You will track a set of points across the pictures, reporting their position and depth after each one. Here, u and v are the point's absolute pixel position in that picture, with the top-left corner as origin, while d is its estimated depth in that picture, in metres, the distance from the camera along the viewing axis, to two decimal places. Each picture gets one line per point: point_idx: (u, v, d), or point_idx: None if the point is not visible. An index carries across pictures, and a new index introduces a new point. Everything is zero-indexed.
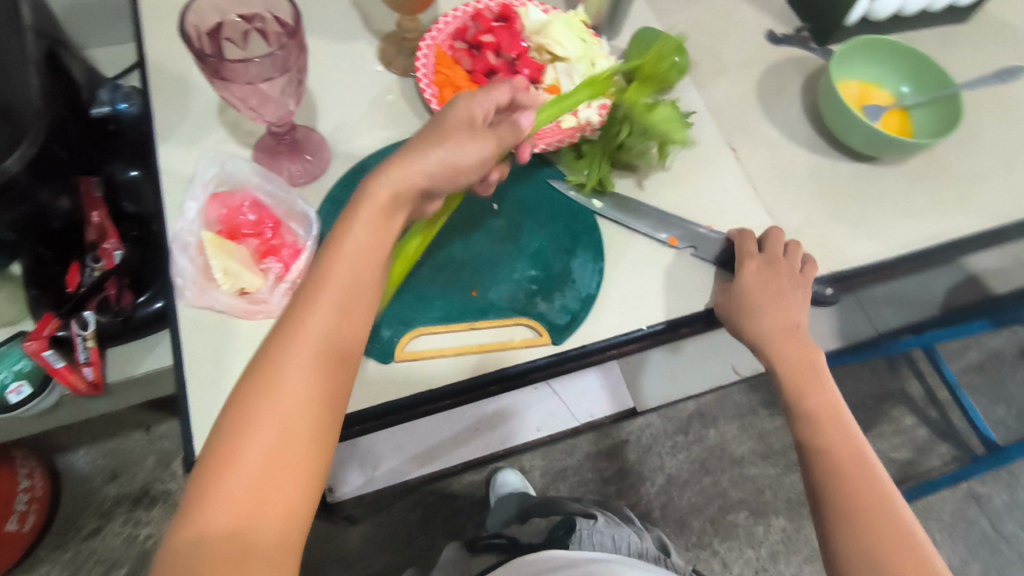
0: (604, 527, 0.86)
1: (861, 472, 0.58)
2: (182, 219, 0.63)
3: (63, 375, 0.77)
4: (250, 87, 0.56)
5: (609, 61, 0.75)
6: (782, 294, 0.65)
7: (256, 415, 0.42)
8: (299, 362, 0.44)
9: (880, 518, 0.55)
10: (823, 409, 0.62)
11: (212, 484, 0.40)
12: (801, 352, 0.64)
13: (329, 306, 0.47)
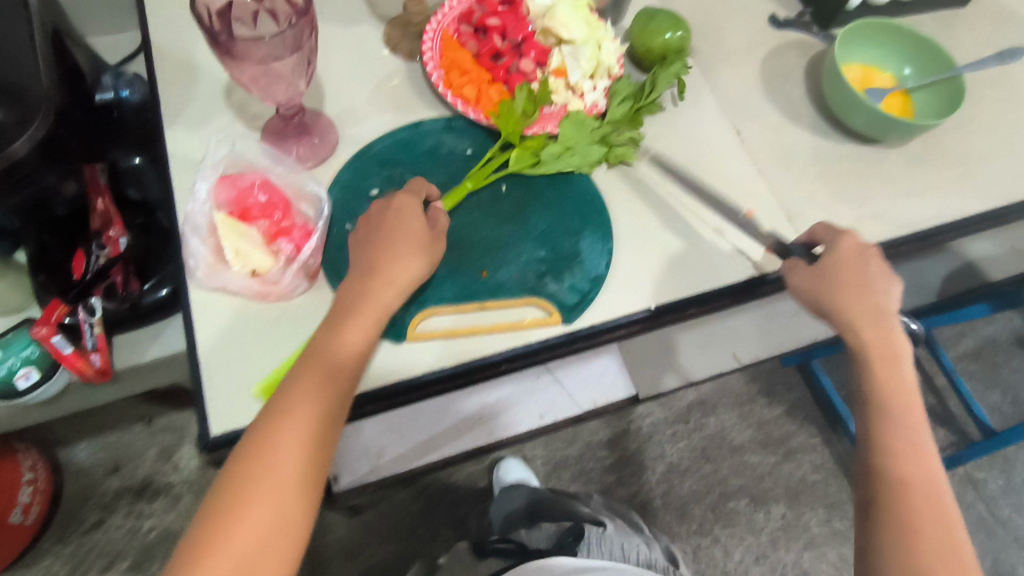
0: (612, 535, 0.90)
1: (916, 465, 0.54)
2: (193, 200, 0.62)
3: (70, 362, 0.77)
4: (261, 67, 0.57)
5: (614, 44, 0.74)
6: (860, 275, 0.62)
7: (267, 466, 0.50)
8: (303, 422, 0.52)
9: (931, 522, 0.52)
10: (894, 389, 0.58)
11: (208, 551, 0.47)
12: (878, 323, 0.60)
13: (334, 369, 0.54)
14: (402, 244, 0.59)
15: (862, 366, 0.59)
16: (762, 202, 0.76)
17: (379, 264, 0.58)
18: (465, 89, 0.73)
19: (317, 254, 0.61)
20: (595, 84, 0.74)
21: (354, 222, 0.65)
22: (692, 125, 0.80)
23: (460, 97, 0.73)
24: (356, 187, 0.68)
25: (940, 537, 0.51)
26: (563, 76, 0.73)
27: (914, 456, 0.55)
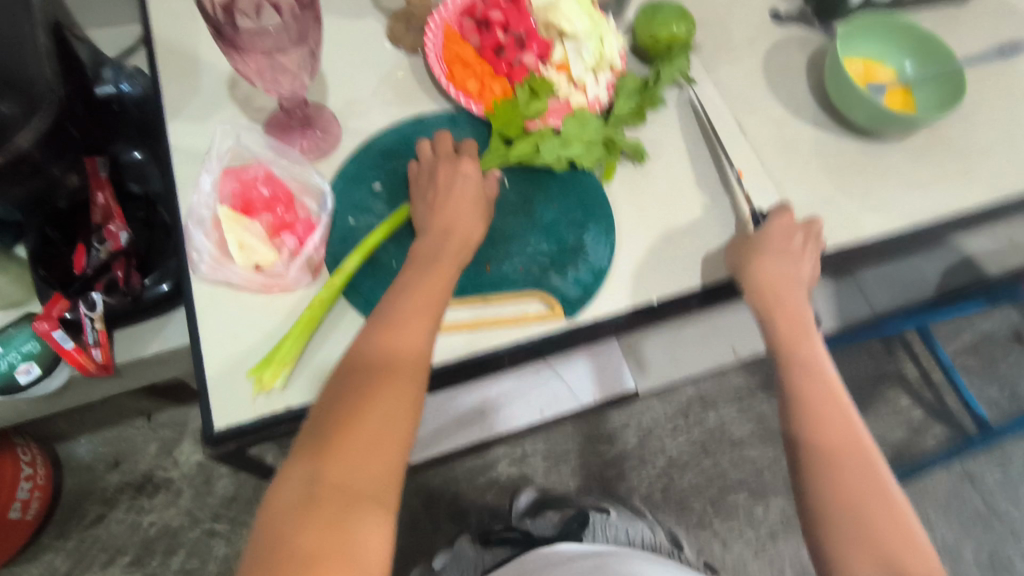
0: (615, 521, 1.05)
1: (839, 423, 0.60)
2: (197, 193, 0.62)
3: (72, 357, 0.78)
4: (266, 58, 0.56)
5: (617, 37, 0.75)
6: (791, 252, 0.68)
7: (372, 386, 0.53)
8: (405, 356, 0.55)
9: (853, 464, 0.58)
10: (810, 358, 0.64)
11: (328, 438, 0.50)
12: (790, 294, 0.67)
13: (422, 307, 0.58)
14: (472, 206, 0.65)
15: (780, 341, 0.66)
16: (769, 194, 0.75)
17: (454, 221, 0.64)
18: (468, 83, 0.73)
19: (321, 246, 0.62)
20: (597, 79, 0.74)
21: (357, 216, 0.66)
22: (696, 117, 0.79)
23: (463, 91, 0.73)
24: (360, 179, 0.68)
25: (868, 485, 0.57)
26: (565, 72, 0.73)
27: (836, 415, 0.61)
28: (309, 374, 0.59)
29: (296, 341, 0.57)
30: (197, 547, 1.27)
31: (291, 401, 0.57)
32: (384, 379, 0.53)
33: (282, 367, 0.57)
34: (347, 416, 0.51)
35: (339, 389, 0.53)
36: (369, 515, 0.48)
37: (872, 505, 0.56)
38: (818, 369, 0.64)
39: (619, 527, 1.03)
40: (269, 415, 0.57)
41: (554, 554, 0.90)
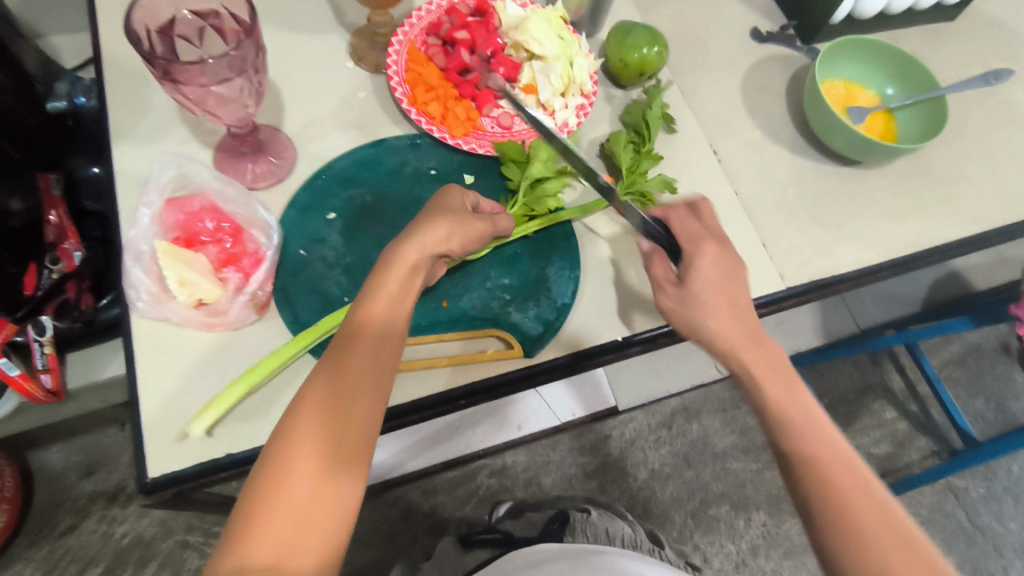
0: (597, 520, 0.77)
1: (860, 495, 0.47)
2: (136, 226, 0.60)
3: (19, 385, 0.73)
4: (204, 90, 0.54)
5: (588, 60, 0.72)
6: (729, 280, 0.58)
7: (320, 444, 0.45)
8: (355, 399, 0.47)
9: (878, 528, 0.45)
10: (803, 419, 0.51)
11: (257, 514, 0.43)
12: (754, 338, 0.55)
13: (372, 351, 0.50)
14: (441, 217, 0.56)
15: (766, 402, 0.53)
16: (736, 225, 0.73)
17: (416, 235, 0.55)
18: (430, 106, 0.70)
19: (266, 282, 0.60)
20: (567, 102, 0.72)
21: (308, 247, 0.64)
22: (667, 143, 0.77)
23: (425, 114, 0.70)
24: (314, 209, 0.66)
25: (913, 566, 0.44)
26: (534, 93, 0.72)
27: (854, 483, 0.47)
28: (251, 418, 0.57)
29: (238, 389, 0.55)
30: (170, 558, 1.21)
31: (229, 447, 0.56)
32: (330, 431, 0.46)
33: (210, 410, 0.55)
34: (282, 478, 0.44)
35: (275, 442, 0.46)
36: None
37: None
38: (817, 424, 0.51)
39: (604, 526, 0.76)
40: (206, 462, 0.55)
41: (532, 553, 0.64)
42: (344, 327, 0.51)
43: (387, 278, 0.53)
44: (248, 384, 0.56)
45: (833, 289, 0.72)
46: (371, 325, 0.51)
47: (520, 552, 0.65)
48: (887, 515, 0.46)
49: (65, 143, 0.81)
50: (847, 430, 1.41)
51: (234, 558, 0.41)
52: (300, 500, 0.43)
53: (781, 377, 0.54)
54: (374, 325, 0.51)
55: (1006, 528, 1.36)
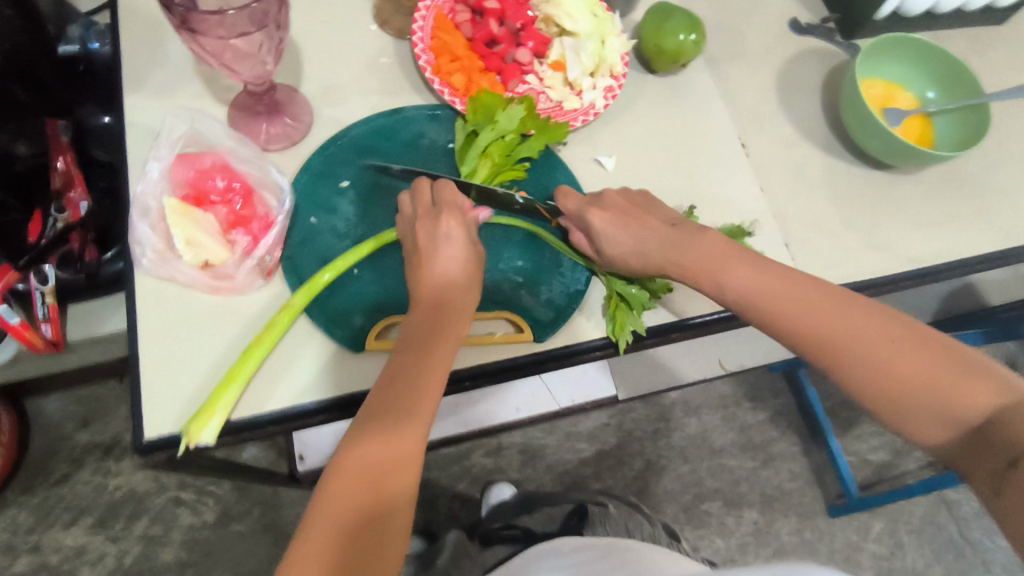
0: (618, 514, 0.76)
1: (858, 326, 0.51)
2: (144, 180, 0.59)
3: (19, 333, 0.71)
4: (222, 42, 0.52)
5: (621, 40, 0.70)
6: (620, 214, 0.61)
7: (375, 442, 0.47)
8: (401, 413, 0.49)
9: (852, 342, 0.50)
10: (798, 292, 0.53)
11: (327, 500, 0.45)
12: (712, 248, 0.57)
13: (434, 363, 0.52)
14: (462, 252, 0.58)
15: (738, 300, 0.55)
16: (759, 223, 0.71)
17: (464, 269, 0.58)
18: (454, 77, 0.67)
19: (275, 248, 0.59)
20: (595, 82, 0.69)
21: (320, 216, 0.62)
22: (693, 133, 0.74)
23: (448, 85, 0.67)
24: (328, 175, 0.64)
25: (940, 374, 0.48)
26: (562, 70, 0.69)
27: (869, 323, 0.51)
28: (252, 385, 0.56)
29: (235, 390, 0.53)
30: (162, 514, 1.21)
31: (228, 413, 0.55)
32: (388, 432, 0.48)
33: (215, 414, 0.52)
34: (341, 492, 0.45)
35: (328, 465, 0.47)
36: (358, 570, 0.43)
37: (960, 388, 0.47)
38: (808, 285, 0.54)
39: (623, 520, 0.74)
40: None
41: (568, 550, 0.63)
42: (409, 342, 0.53)
43: (449, 304, 0.55)
44: (243, 383, 0.54)
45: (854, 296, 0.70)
46: (435, 342, 0.53)
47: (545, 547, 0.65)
48: (908, 342, 0.49)
49: (77, 89, 0.79)
50: (846, 435, 1.40)
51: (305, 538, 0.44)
52: (360, 500, 0.45)
53: (727, 254, 0.56)
54: (439, 341, 0.53)
55: (997, 545, 1.34)
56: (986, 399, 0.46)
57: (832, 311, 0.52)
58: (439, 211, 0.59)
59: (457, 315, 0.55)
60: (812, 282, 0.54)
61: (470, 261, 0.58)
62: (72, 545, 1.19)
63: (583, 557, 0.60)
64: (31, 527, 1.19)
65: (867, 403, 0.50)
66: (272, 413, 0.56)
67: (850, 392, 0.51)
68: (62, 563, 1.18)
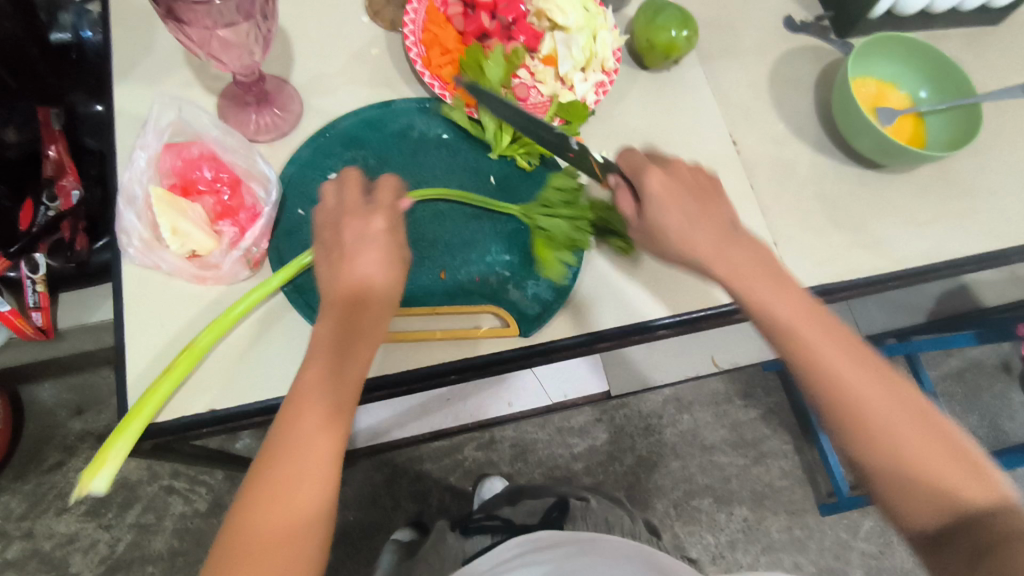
0: (597, 508, 0.77)
1: (875, 392, 0.48)
2: (130, 168, 0.58)
3: (9, 321, 0.72)
4: (207, 33, 0.52)
5: (612, 34, 0.69)
6: (683, 196, 0.56)
7: (277, 457, 0.45)
8: (301, 450, 0.45)
9: (877, 411, 0.47)
10: (826, 339, 0.50)
11: (235, 521, 0.44)
12: (749, 268, 0.53)
13: (342, 368, 0.48)
14: (385, 251, 0.53)
15: (772, 329, 0.51)
16: (749, 221, 0.71)
17: (382, 261, 0.52)
18: (444, 70, 0.67)
19: (261, 239, 0.59)
20: (586, 76, 0.69)
21: (306, 208, 0.62)
22: (684, 129, 0.74)
23: (438, 78, 0.67)
24: (315, 167, 0.64)
25: (938, 452, 0.46)
26: (553, 65, 0.69)
27: (883, 385, 0.49)
28: (238, 374, 0.57)
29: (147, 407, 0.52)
30: (154, 502, 1.21)
31: (213, 403, 0.56)
32: (290, 446, 0.45)
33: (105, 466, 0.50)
34: (239, 546, 0.43)
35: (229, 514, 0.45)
36: None
37: (955, 471, 0.46)
38: (834, 332, 0.51)
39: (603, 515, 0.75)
40: (190, 416, 0.55)
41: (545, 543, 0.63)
42: (318, 345, 0.49)
43: (365, 301, 0.51)
44: (161, 399, 0.53)
45: (842, 295, 0.70)
46: (345, 346, 0.49)
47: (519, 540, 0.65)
48: (916, 413, 0.48)
49: (67, 77, 0.78)
50: None
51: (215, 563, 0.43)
52: (263, 521, 0.43)
53: (778, 284, 0.53)
54: (349, 345, 0.49)
55: None
56: (979, 491, 0.45)
57: (859, 368, 0.49)
58: (362, 208, 0.54)
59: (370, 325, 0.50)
60: (840, 332, 0.51)
61: (391, 259, 0.53)
62: (64, 532, 1.19)
63: (555, 554, 0.62)
64: (24, 514, 1.20)
65: (863, 467, 0.48)
66: (254, 403, 0.56)
67: (851, 459, 0.49)
68: (54, 550, 1.18)
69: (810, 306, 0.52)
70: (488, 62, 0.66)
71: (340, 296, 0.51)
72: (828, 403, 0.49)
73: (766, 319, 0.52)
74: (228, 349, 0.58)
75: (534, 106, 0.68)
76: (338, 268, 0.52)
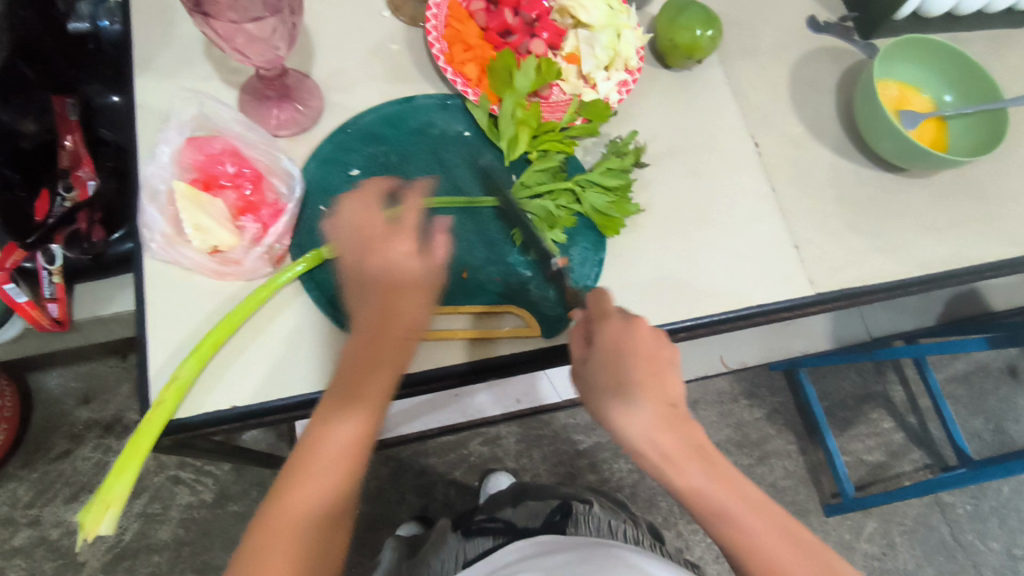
0: (600, 513, 0.74)
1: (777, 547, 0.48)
2: (153, 162, 0.58)
3: (25, 312, 0.72)
4: (234, 27, 0.52)
5: (636, 33, 0.68)
6: (636, 363, 0.51)
7: (308, 455, 0.47)
8: (313, 479, 0.46)
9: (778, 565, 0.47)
10: (762, 536, 0.48)
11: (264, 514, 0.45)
12: (692, 452, 0.49)
13: (377, 371, 0.48)
14: (407, 273, 0.50)
15: (711, 522, 0.49)
16: (768, 223, 0.71)
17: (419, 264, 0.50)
18: (467, 67, 0.66)
19: (283, 237, 0.59)
20: (609, 74, 0.68)
21: (328, 204, 0.62)
22: (704, 129, 0.74)
23: (461, 75, 0.66)
24: (336, 163, 0.63)
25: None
26: (576, 63, 0.68)
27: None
28: (261, 371, 0.57)
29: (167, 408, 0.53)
30: (161, 492, 1.22)
31: (235, 399, 0.56)
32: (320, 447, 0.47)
33: (111, 508, 0.49)
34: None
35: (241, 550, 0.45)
36: None
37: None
38: (779, 530, 0.48)
39: (606, 520, 0.72)
40: (212, 413, 0.55)
41: (539, 546, 0.61)
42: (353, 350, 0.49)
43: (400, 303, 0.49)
44: (155, 434, 0.52)
45: (861, 300, 0.70)
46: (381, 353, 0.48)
47: (523, 543, 0.63)
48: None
49: (83, 70, 0.78)
50: (842, 434, 1.40)
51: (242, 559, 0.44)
52: (291, 520, 0.45)
53: (689, 436, 0.50)
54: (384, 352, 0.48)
55: (987, 547, 1.35)
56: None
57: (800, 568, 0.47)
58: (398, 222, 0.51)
59: (387, 347, 0.49)
60: (784, 527, 0.49)
61: (411, 278, 0.50)
62: (71, 520, 1.20)
63: (566, 557, 0.56)
64: (31, 501, 1.20)
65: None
66: (277, 400, 0.56)
67: None
68: (61, 538, 1.19)
69: (715, 455, 0.50)
70: (516, 71, 0.64)
71: (359, 321, 0.50)
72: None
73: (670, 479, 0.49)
74: (251, 346, 0.57)
75: (554, 104, 0.68)
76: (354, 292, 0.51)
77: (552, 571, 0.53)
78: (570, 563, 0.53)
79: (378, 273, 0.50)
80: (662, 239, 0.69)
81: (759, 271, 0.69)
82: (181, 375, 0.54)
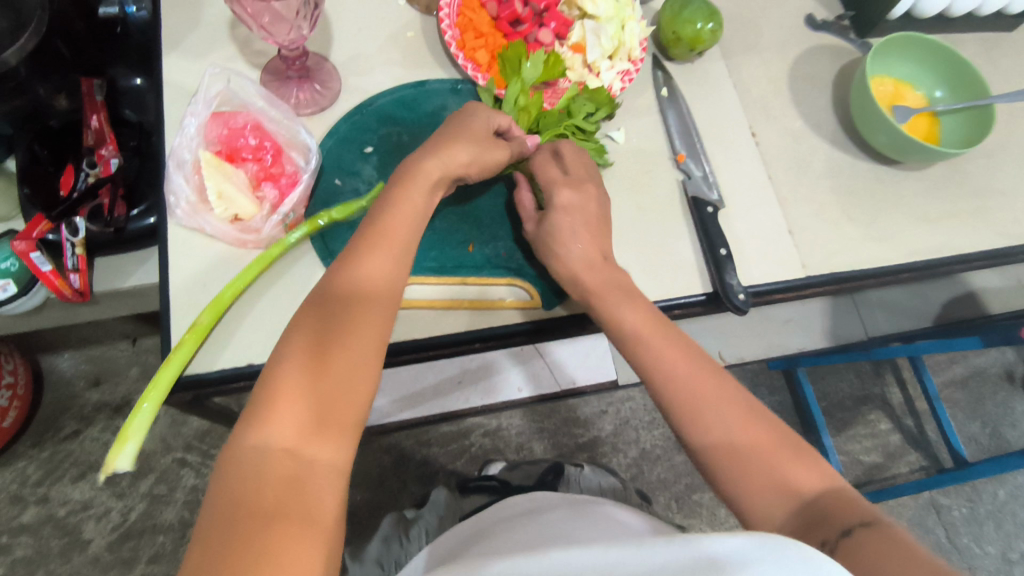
0: (590, 475, 0.80)
1: (713, 390, 0.51)
2: (181, 133, 0.62)
3: (49, 280, 0.75)
4: (263, 3, 0.56)
5: (640, 25, 0.71)
6: (597, 226, 0.62)
7: (333, 315, 0.47)
8: (320, 356, 0.45)
9: (700, 408, 0.50)
10: (688, 385, 0.51)
11: (278, 371, 0.44)
12: (619, 292, 0.58)
13: (388, 247, 0.51)
14: (462, 140, 0.58)
15: (649, 374, 0.53)
16: (763, 208, 0.74)
17: (441, 153, 0.56)
18: (477, 53, 0.70)
19: (299, 205, 0.63)
20: (613, 63, 0.72)
21: (343, 178, 0.66)
22: (702, 116, 0.77)
23: (471, 61, 0.70)
24: (351, 141, 0.67)
25: (775, 444, 0.48)
26: (581, 53, 0.71)
27: (721, 396, 0.50)
28: (274, 331, 0.61)
29: (184, 352, 0.56)
30: (166, 474, 1.24)
31: (251, 357, 0.60)
32: (344, 308, 0.47)
33: (128, 440, 0.52)
34: (272, 423, 0.42)
35: (253, 405, 0.43)
36: (315, 440, 0.42)
37: (787, 459, 0.47)
38: (712, 379, 0.51)
39: (596, 481, 0.78)
40: (229, 370, 0.59)
41: (531, 500, 0.61)
42: (364, 230, 0.52)
43: (409, 192, 0.54)
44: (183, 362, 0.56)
45: (852, 285, 0.73)
46: (393, 228, 0.52)
47: (518, 498, 0.62)
48: (749, 412, 0.49)
49: (111, 52, 0.81)
50: (839, 435, 1.42)
51: (260, 412, 0.42)
52: (313, 371, 0.44)
53: (627, 297, 0.58)
54: (397, 228, 0.52)
55: (983, 550, 1.37)
56: (810, 478, 0.46)
57: (706, 380, 0.51)
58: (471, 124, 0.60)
59: (399, 234, 0.52)
60: (691, 348, 0.54)
61: (421, 175, 0.55)
62: (78, 499, 1.22)
63: (559, 514, 0.53)
64: (39, 480, 1.23)
65: (709, 473, 0.49)
66: None
67: (701, 464, 0.50)
68: (68, 517, 1.21)
69: (654, 313, 0.57)
70: (525, 59, 0.68)
71: (386, 203, 0.53)
72: (676, 421, 0.51)
73: (620, 339, 0.56)
74: (266, 307, 0.61)
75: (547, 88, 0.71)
76: (391, 185, 0.56)
77: (544, 523, 0.51)
78: (564, 518, 0.51)
79: (424, 151, 0.57)
80: (663, 220, 0.71)
81: (754, 255, 0.72)
82: (199, 321, 0.57)
